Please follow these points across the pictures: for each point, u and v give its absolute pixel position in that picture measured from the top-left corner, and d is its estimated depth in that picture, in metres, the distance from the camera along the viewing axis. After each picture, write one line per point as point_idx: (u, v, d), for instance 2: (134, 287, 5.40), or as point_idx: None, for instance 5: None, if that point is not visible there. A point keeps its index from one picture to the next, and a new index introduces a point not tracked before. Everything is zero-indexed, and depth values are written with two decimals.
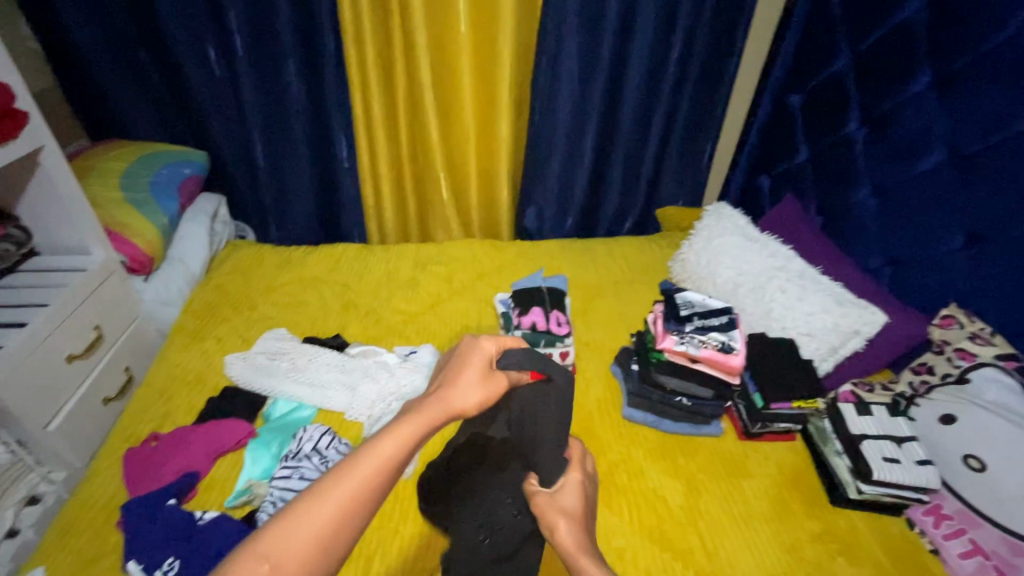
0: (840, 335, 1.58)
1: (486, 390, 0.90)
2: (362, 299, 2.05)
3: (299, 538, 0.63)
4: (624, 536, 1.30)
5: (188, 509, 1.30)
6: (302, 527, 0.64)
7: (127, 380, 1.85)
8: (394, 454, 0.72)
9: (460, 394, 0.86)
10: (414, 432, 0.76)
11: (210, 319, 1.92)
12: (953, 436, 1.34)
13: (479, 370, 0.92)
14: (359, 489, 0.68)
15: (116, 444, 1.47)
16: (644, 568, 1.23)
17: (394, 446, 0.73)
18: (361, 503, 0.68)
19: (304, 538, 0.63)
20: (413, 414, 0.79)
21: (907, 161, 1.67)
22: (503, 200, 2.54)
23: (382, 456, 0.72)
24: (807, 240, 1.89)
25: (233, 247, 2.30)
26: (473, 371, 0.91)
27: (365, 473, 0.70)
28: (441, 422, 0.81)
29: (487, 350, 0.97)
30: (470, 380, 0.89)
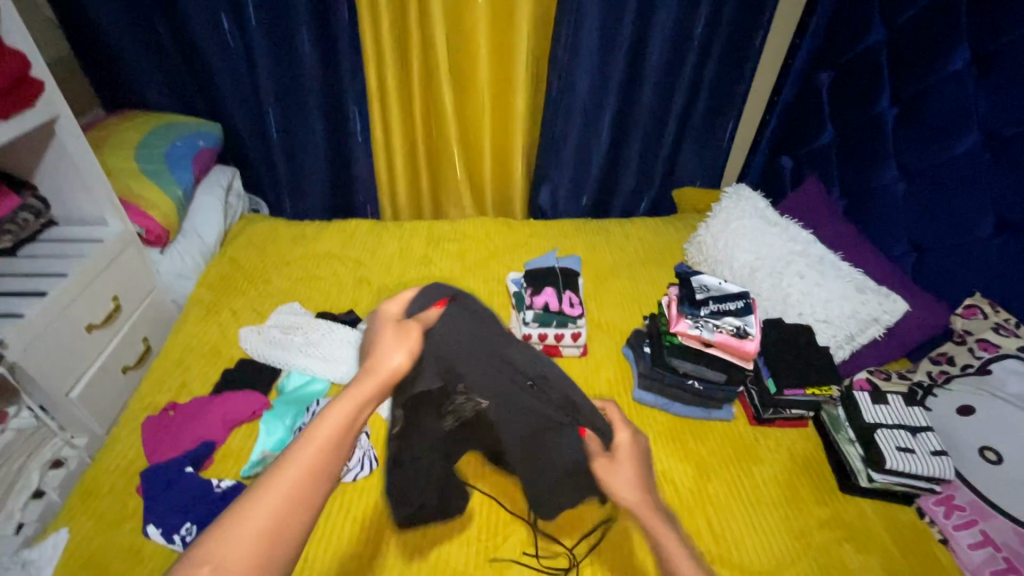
0: (859, 323, 1.55)
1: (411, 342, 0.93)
2: (375, 275, 2.05)
3: (244, 535, 0.66)
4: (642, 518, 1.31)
5: (205, 477, 1.34)
6: (255, 514, 0.68)
7: (145, 350, 1.88)
8: (335, 432, 0.76)
9: (385, 358, 0.88)
10: (351, 400, 0.80)
11: (226, 292, 1.93)
12: (970, 427, 1.32)
13: (394, 326, 0.95)
14: (308, 467, 0.73)
15: (135, 411, 1.51)
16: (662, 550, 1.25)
17: (331, 420, 0.77)
18: (313, 481, 0.72)
19: (249, 534, 0.67)
20: (342, 395, 0.80)
21: (940, 144, 1.61)
22: (517, 177, 2.51)
23: (318, 440, 0.75)
24: (829, 224, 1.85)
25: (247, 221, 2.30)
26: (388, 329, 0.95)
27: (308, 452, 0.74)
28: (374, 395, 0.83)
29: (393, 309, 1.00)
30: (392, 342, 0.91)
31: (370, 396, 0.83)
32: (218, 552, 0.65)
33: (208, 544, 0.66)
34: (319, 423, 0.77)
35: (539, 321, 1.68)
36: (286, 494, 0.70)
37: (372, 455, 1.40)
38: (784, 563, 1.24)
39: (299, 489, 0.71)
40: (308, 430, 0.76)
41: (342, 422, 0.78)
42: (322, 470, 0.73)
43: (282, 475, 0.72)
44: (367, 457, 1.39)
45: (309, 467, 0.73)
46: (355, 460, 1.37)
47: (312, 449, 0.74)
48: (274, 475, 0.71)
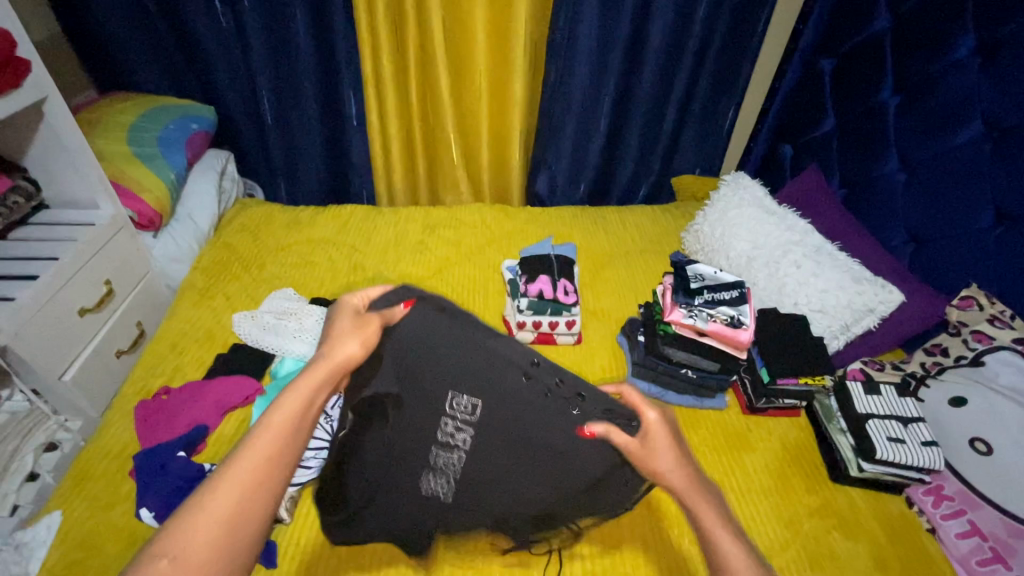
0: (855, 313, 1.54)
1: (363, 333, 0.97)
2: (370, 262, 2.04)
3: (213, 511, 0.68)
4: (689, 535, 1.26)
5: (197, 461, 1.34)
6: (222, 491, 0.70)
7: (139, 334, 1.88)
8: (296, 411, 0.80)
9: (340, 345, 0.93)
10: (307, 389, 0.83)
11: (220, 276, 1.93)
12: (961, 418, 1.32)
13: (349, 319, 0.99)
14: (269, 455, 0.74)
15: (128, 395, 1.51)
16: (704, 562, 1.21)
17: (289, 409, 0.80)
18: (279, 456, 0.75)
19: (218, 509, 0.69)
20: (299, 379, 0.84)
21: (942, 134, 1.59)
22: (515, 164, 2.48)
23: (280, 419, 0.78)
24: (827, 214, 1.84)
25: (242, 205, 2.28)
26: (346, 322, 0.98)
27: (264, 440, 0.75)
28: (330, 377, 0.88)
29: (354, 302, 1.03)
30: (345, 330, 0.96)
31: (326, 386, 0.86)
32: (180, 538, 0.66)
33: (165, 536, 0.66)
34: (276, 412, 0.79)
35: (533, 309, 1.67)
36: (245, 481, 0.71)
37: None
38: (773, 550, 1.25)
39: (260, 476, 0.73)
40: (264, 420, 0.78)
41: (299, 411, 0.81)
42: (281, 457, 0.76)
43: (241, 464, 0.73)
44: None
45: (268, 455, 0.75)
46: None
47: (269, 439, 0.76)
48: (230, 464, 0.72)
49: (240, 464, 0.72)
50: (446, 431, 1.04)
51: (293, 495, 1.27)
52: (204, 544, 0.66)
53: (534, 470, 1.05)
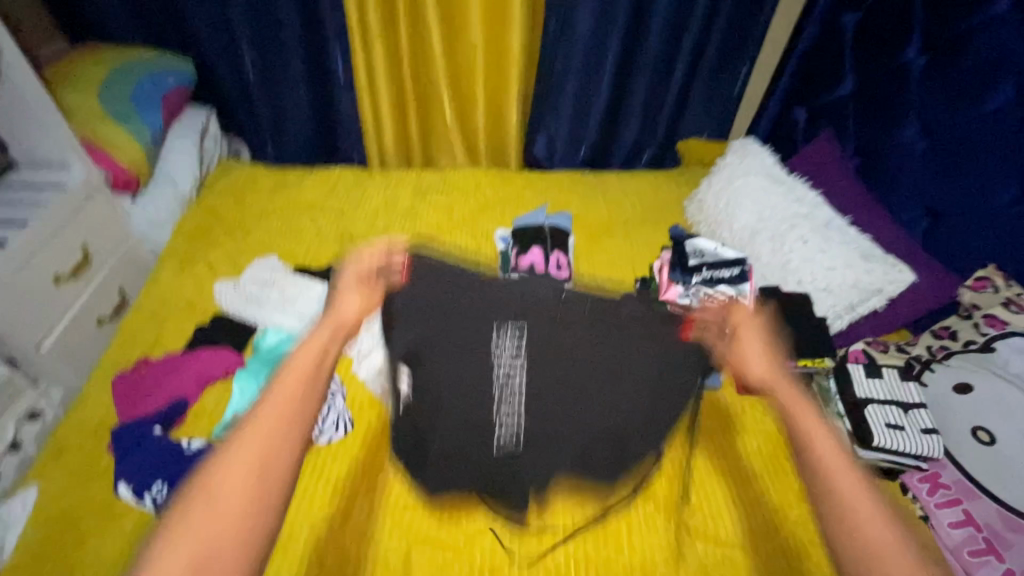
0: (862, 293, 1.46)
1: (370, 286, 1.10)
2: (358, 228, 1.96)
3: (259, 437, 0.76)
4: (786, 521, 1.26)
5: (175, 437, 1.31)
6: (265, 420, 0.78)
7: (122, 301, 1.83)
8: (316, 358, 0.88)
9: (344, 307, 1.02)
10: (320, 340, 0.92)
11: (202, 242, 1.85)
12: (965, 406, 1.27)
13: (356, 277, 1.11)
14: (290, 406, 0.80)
15: (107, 366, 1.47)
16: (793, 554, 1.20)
17: (301, 367, 0.86)
18: (309, 391, 0.83)
19: (263, 437, 0.76)
20: (316, 333, 0.94)
21: (969, 100, 1.46)
22: (512, 125, 2.35)
23: (306, 364, 0.86)
24: (839, 184, 1.73)
25: (225, 166, 2.18)
26: (355, 270, 1.12)
27: (290, 384, 0.83)
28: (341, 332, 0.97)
29: (362, 260, 1.14)
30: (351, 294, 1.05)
31: (338, 336, 0.96)
32: (234, 460, 0.73)
33: (221, 454, 0.74)
34: (291, 368, 0.85)
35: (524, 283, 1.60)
36: (285, 411, 0.79)
37: (348, 418, 1.37)
38: (763, 535, 1.24)
39: (281, 425, 0.78)
40: (279, 377, 0.84)
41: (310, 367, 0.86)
42: (298, 407, 0.81)
43: (263, 415, 0.79)
44: (342, 420, 1.35)
45: (286, 405, 0.80)
46: (329, 423, 1.34)
47: (286, 392, 0.81)
48: (254, 416, 0.78)
49: (275, 400, 0.80)
50: (501, 373, 1.20)
51: None
52: (240, 486, 0.72)
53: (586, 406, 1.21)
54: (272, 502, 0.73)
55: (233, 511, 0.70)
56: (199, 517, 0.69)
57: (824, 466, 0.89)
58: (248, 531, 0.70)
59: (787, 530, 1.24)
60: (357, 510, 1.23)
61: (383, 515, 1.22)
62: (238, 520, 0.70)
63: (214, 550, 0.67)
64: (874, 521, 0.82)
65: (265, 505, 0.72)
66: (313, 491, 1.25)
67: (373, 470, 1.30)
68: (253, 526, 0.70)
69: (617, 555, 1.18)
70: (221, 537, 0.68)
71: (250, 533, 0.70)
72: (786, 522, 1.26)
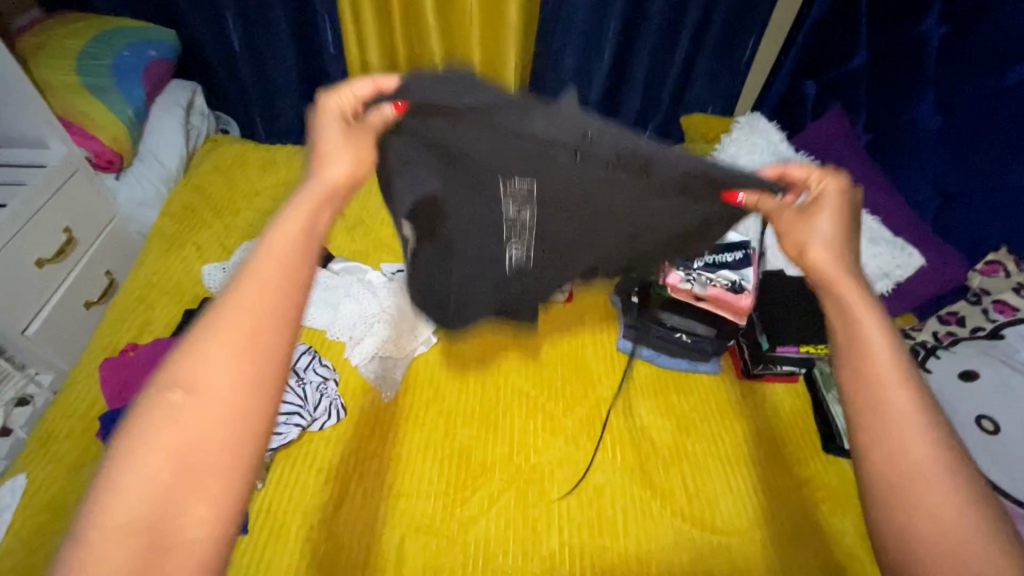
0: (867, 277, 1.42)
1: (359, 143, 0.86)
2: (351, 208, 1.91)
3: (243, 311, 0.59)
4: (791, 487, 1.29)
5: None
6: (249, 290, 0.60)
7: (110, 283, 1.79)
8: (305, 224, 0.69)
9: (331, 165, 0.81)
10: (305, 208, 0.72)
11: (190, 222, 1.80)
12: (968, 393, 1.24)
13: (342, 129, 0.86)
14: (274, 293, 0.61)
15: (95, 351, 1.45)
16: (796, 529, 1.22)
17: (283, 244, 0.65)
18: (300, 259, 0.65)
19: (249, 310, 0.59)
20: (300, 196, 0.74)
21: (987, 74, 1.39)
22: None
23: (293, 229, 0.68)
24: (848, 163, 1.66)
25: (213, 143, 2.12)
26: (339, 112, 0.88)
27: (277, 248, 0.65)
28: (329, 194, 0.77)
29: (342, 96, 0.89)
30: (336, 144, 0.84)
31: (329, 205, 0.76)
32: (213, 343, 0.57)
33: (197, 337, 0.57)
34: (274, 237, 0.66)
35: None
36: (271, 281, 0.62)
37: (341, 404, 1.35)
38: (759, 520, 1.23)
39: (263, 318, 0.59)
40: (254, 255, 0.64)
41: (294, 243, 0.67)
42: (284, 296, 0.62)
43: (239, 304, 0.59)
44: (335, 406, 1.34)
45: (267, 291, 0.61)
46: (321, 409, 1.32)
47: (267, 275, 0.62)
48: (228, 301, 0.59)
49: (261, 268, 0.62)
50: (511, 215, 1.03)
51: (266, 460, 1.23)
52: (220, 389, 0.55)
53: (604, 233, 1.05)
54: (261, 409, 0.56)
55: (211, 420, 0.54)
56: (171, 424, 0.53)
57: (879, 377, 0.66)
58: (236, 443, 0.54)
59: (808, 505, 1.26)
60: (350, 499, 1.21)
61: (374, 503, 1.21)
62: (223, 429, 0.54)
63: (192, 462, 0.52)
64: (930, 455, 0.60)
65: (254, 412, 0.56)
66: (307, 475, 1.24)
67: (366, 456, 1.28)
68: (251, 406, 0.56)
69: (610, 542, 1.17)
70: (201, 448, 0.53)
71: (249, 415, 0.55)
72: (806, 496, 1.27)
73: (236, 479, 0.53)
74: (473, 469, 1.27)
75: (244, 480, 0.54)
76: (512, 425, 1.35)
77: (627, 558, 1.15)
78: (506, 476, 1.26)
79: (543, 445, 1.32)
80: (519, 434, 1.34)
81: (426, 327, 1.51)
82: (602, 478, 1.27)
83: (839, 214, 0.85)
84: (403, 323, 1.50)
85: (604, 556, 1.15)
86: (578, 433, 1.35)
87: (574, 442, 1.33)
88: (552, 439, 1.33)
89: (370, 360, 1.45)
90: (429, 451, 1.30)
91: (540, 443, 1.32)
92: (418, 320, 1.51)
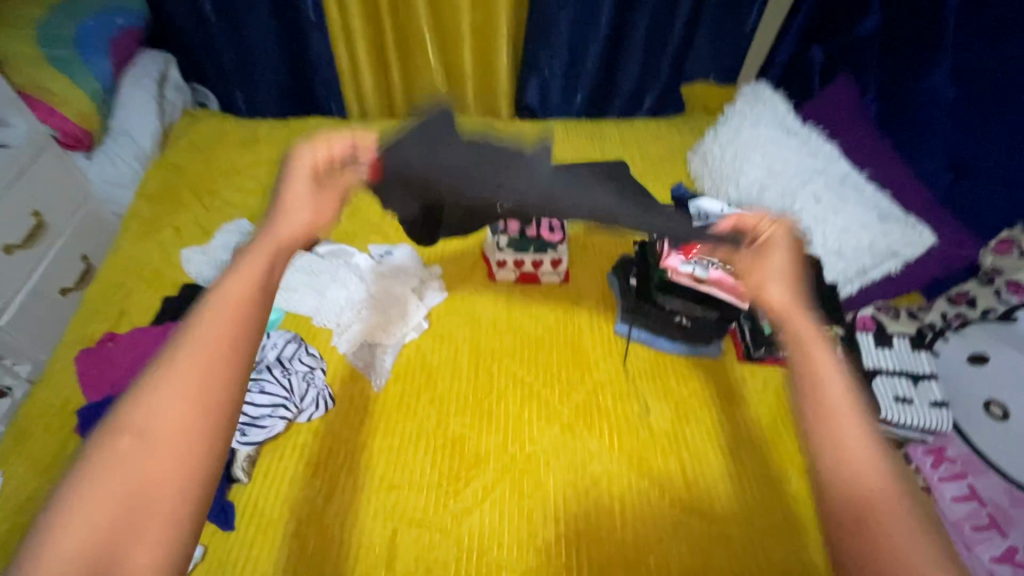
0: (875, 256, 1.36)
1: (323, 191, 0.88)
2: (335, 187, 1.82)
3: (189, 363, 0.62)
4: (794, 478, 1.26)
5: None
6: (197, 341, 0.63)
7: (85, 269, 1.72)
8: (257, 273, 0.72)
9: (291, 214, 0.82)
10: (261, 259, 0.74)
11: (168, 204, 1.72)
12: (978, 378, 1.20)
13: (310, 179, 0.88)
14: (220, 345, 0.64)
15: (71, 342, 1.39)
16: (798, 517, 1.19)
17: (232, 298, 0.68)
18: (250, 307, 0.68)
19: (196, 362, 0.62)
20: (255, 248, 0.76)
21: (1009, 37, 1.30)
22: (501, 69, 2.15)
23: (245, 279, 0.70)
24: (857, 134, 1.58)
25: (190, 118, 2.01)
26: (313, 162, 0.90)
27: (229, 297, 0.68)
28: (287, 245, 0.79)
29: (318, 154, 0.91)
30: (299, 194, 0.85)
31: (285, 254, 0.78)
32: (157, 395, 0.59)
33: (143, 389, 0.60)
34: (228, 286, 0.69)
35: (514, 247, 1.49)
36: (220, 329, 0.65)
37: (328, 395, 1.29)
38: (759, 507, 1.20)
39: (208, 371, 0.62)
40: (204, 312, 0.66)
41: (243, 296, 0.69)
42: (230, 348, 0.64)
43: (188, 355, 0.62)
44: (322, 396, 1.28)
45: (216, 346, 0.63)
46: (308, 400, 1.27)
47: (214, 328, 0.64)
48: (176, 359, 0.62)
49: (207, 320, 0.65)
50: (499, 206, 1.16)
51: (252, 454, 1.19)
52: (169, 438, 0.58)
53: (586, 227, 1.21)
54: (207, 449, 0.59)
55: (153, 463, 0.56)
56: (116, 467, 0.56)
57: (827, 406, 0.67)
58: (181, 482, 0.56)
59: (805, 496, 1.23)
60: (339, 492, 1.17)
61: (364, 496, 1.17)
62: (172, 477, 0.56)
63: (141, 497, 0.55)
64: (884, 478, 0.61)
65: (201, 454, 0.58)
66: (294, 467, 1.20)
67: (355, 446, 1.24)
68: (199, 450, 0.58)
69: (608, 532, 1.14)
70: (147, 486, 0.55)
71: (197, 461, 0.58)
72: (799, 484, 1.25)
73: (178, 524, 0.55)
74: (466, 460, 1.23)
75: (192, 512, 0.56)
76: (506, 414, 1.31)
77: (624, 548, 1.12)
78: (499, 467, 1.23)
79: (538, 434, 1.28)
80: (513, 423, 1.30)
81: (416, 312, 1.46)
82: (600, 466, 1.24)
83: (789, 254, 0.93)
84: (392, 308, 1.46)
85: (601, 546, 1.12)
86: (574, 421, 1.31)
87: (570, 430, 1.29)
88: (547, 427, 1.29)
89: (358, 347, 1.40)
90: (420, 441, 1.26)
91: (535, 432, 1.28)
92: (408, 305, 1.47)
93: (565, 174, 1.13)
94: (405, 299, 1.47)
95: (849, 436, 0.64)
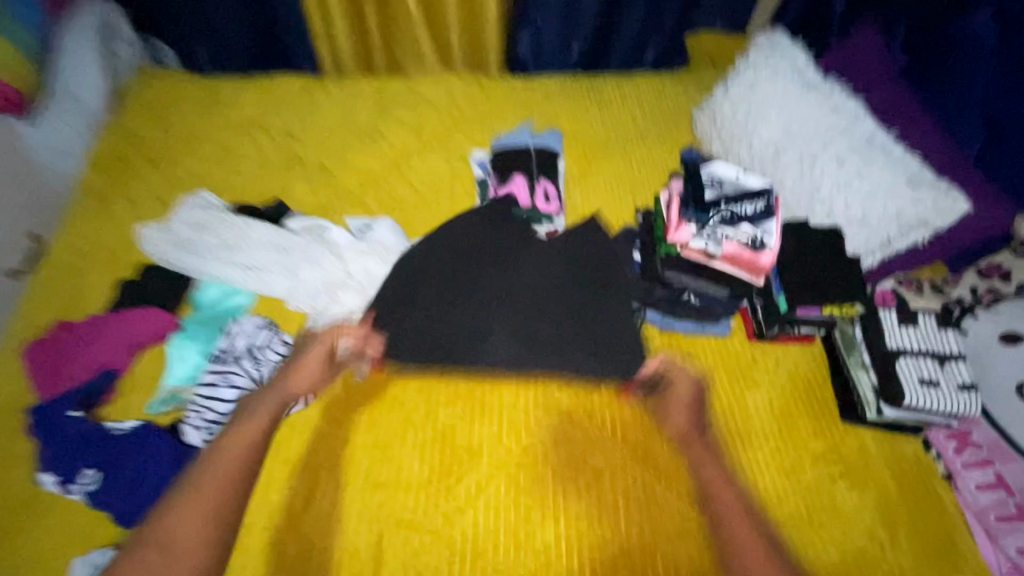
0: (903, 226, 1.24)
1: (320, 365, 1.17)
2: (309, 153, 1.66)
3: (193, 512, 0.96)
4: (808, 468, 1.18)
5: (102, 419, 1.11)
6: (190, 513, 0.95)
7: (36, 248, 1.46)
8: (260, 431, 1.08)
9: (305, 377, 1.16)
10: (268, 409, 1.12)
11: (122, 175, 1.56)
12: (1009, 359, 1.13)
13: (322, 352, 1.18)
14: (234, 462, 1.03)
15: (19, 332, 1.26)
16: (816, 516, 1.12)
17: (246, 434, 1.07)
18: (234, 480, 1.01)
19: (205, 501, 0.97)
20: (265, 397, 1.13)
21: None
22: (490, 18, 1.95)
23: (236, 456, 1.04)
24: (885, 87, 1.42)
25: (144, 76, 1.81)
26: (315, 354, 1.18)
27: (223, 469, 1.01)
28: (290, 401, 1.14)
29: (335, 339, 1.20)
30: (309, 369, 1.17)
31: (281, 403, 1.13)
32: (166, 536, 0.93)
33: (159, 532, 0.93)
34: (223, 462, 1.02)
35: None
36: (216, 500, 0.98)
37: (305, 385, 1.18)
38: (770, 501, 1.14)
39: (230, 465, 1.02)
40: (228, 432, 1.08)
41: (240, 465, 1.03)
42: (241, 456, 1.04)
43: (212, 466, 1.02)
44: None
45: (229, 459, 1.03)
46: None
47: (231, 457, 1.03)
48: (179, 508, 0.96)
49: (206, 486, 0.99)
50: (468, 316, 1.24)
51: None
52: (177, 555, 0.92)
53: (563, 323, 1.26)
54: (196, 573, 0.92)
55: None
56: None
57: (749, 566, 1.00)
58: None
59: (818, 486, 1.16)
60: (321, 493, 1.08)
61: (348, 497, 1.08)
62: None
63: None
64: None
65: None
66: (271, 467, 1.10)
67: (337, 442, 1.14)
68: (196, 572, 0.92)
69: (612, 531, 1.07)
70: None
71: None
72: (810, 472, 1.17)
73: None
74: (457, 455, 1.14)
75: None
76: (500, 403, 1.21)
77: (631, 548, 1.05)
78: (494, 462, 1.13)
79: (535, 425, 1.18)
80: (508, 413, 1.20)
81: None
82: (603, 458, 1.14)
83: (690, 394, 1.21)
84: (374, 290, 1.32)
85: (605, 547, 1.05)
86: (574, 410, 1.21)
87: (570, 420, 1.19)
88: (545, 417, 1.19)
89: None
90: (407, 436, 1.16)
91: (531, 423, 1.18)
92: None
93: (539, 317, 1.26)
94: (389, 280, 1.34)
95: (726, 496, 1.09)
